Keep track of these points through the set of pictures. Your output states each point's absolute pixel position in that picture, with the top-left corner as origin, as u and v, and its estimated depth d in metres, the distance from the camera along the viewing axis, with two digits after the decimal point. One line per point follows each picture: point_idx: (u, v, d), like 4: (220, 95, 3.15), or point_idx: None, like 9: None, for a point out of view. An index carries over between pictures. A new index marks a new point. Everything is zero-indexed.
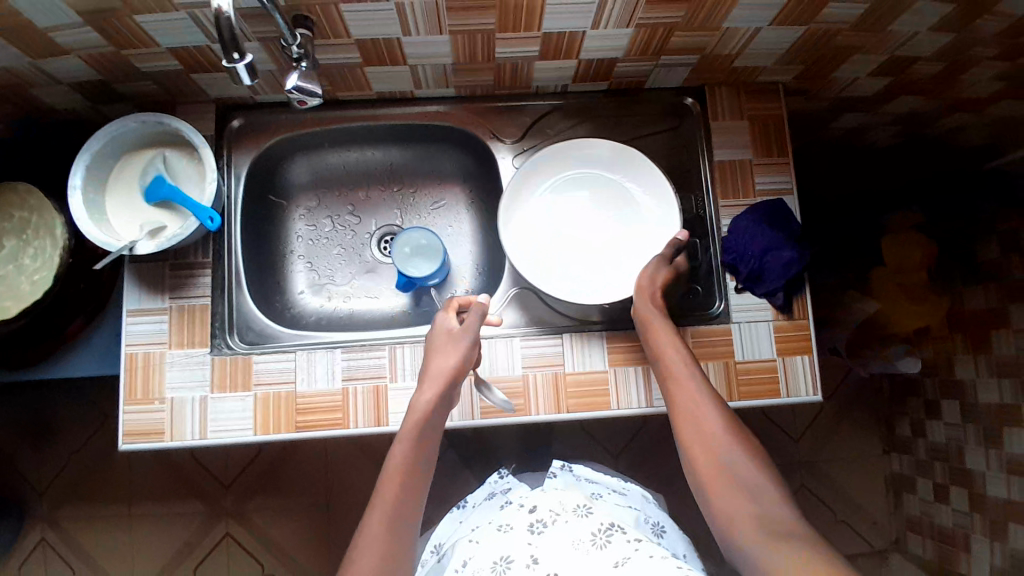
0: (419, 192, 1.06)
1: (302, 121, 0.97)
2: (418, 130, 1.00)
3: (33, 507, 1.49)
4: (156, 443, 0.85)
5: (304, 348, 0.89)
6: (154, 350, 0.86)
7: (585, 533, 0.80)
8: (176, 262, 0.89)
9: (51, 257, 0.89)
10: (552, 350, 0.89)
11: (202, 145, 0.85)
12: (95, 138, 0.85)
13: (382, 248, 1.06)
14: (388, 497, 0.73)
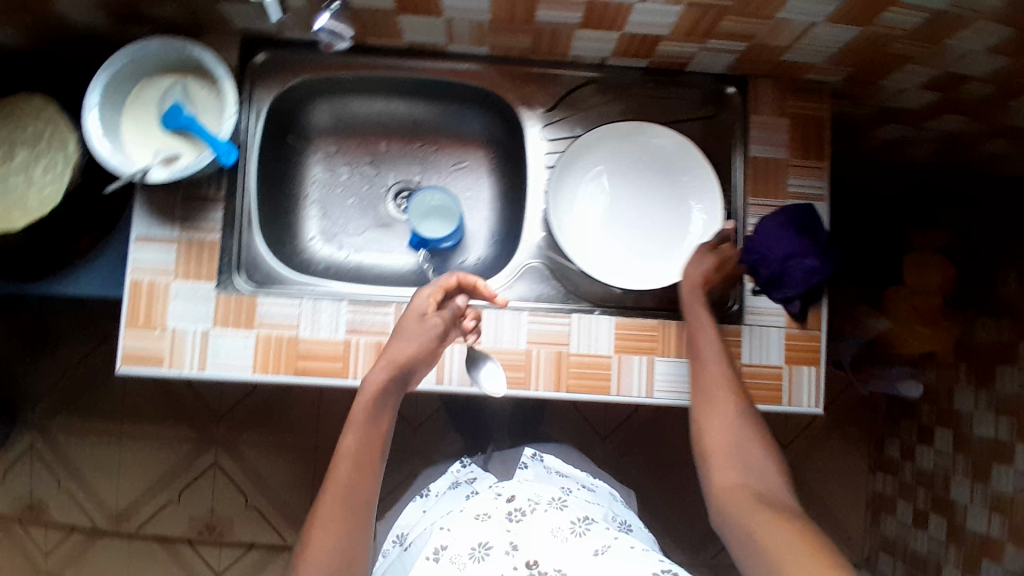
0: (441, 151, 1.04)
1: (326, 63, 0.93)
2: (446, 87, 0.97)
3: (26, 415, 1.51)
4: (154, 370, 0.85)
5: (311, 295, 0.88)
6: (160, 279, 0.85)
7: (563, 521, 0.84)
8: (190, 193, 0.87)
9: (62, 171, 0.88)
10: (559, 328, 0.87)
11: (226, 78, 0.82)
12: (117, 56, 0.82)
13: (397, 204, 1.04)
14: (345, 476, 0.75)
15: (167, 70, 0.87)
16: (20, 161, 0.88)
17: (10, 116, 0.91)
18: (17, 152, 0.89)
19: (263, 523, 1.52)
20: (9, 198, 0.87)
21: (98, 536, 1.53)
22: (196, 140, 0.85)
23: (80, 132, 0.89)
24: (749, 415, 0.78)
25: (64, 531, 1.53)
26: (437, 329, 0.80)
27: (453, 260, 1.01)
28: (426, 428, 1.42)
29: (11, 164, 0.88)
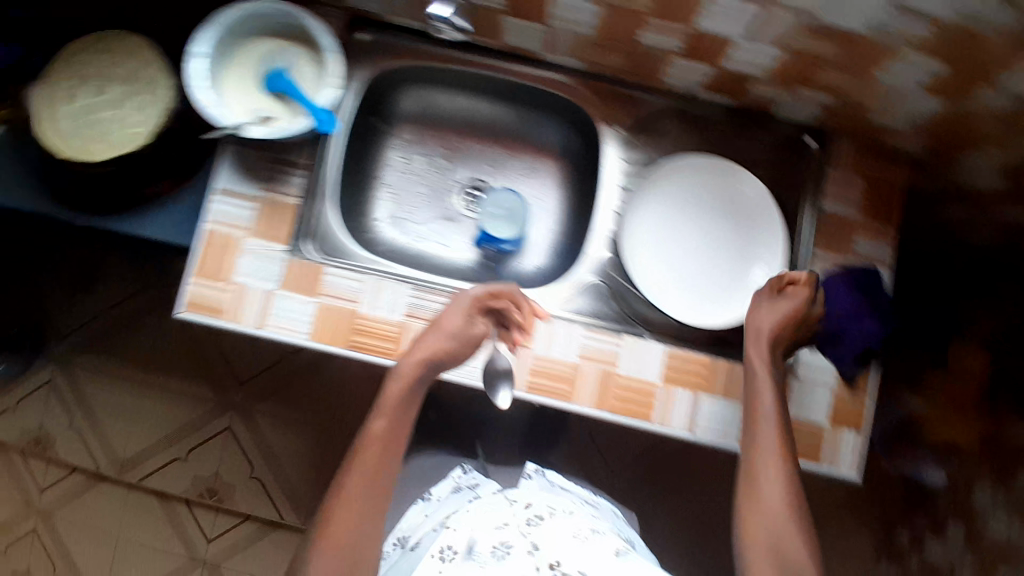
0: (516, 155, 1.03)
1: (426, 51, 0.94)
2: (534, 93, 0.96)
3: (50, 347, 1.51)
4: (210, 320, 0.85)
5: (376, 273, 0.89)
6: (235, 234, 0.86)
7: (581, 529, 0.84)
8: (277, 157, 0.88)
9: (150, 113, 0.88)
10: (610, 346, 0.83)
11: (333, 53, 0.81)
12: (233, 10, 0.80)
13: (466, 199, 1.02)
14: (369, 461, 0.74)
15: (276, 29, 0.85)
16: (111, 97, 0.88)
17: (107, 48, 0.91)
18: (109, 87, 0.89)
19: (262, 495, 1.51)
20: (94, 131, 0.87)
21: (98, 481, 1.53)
22: (293, 106, 0.84)
23: (176, 81, 0.90)
24: (793, 486, 0.72)
25: (66, 470, 1.53)
26: (472, 333, 0.80)
27: (510, 264, 0.99)
28: None
29: (100, 98, 0.88)
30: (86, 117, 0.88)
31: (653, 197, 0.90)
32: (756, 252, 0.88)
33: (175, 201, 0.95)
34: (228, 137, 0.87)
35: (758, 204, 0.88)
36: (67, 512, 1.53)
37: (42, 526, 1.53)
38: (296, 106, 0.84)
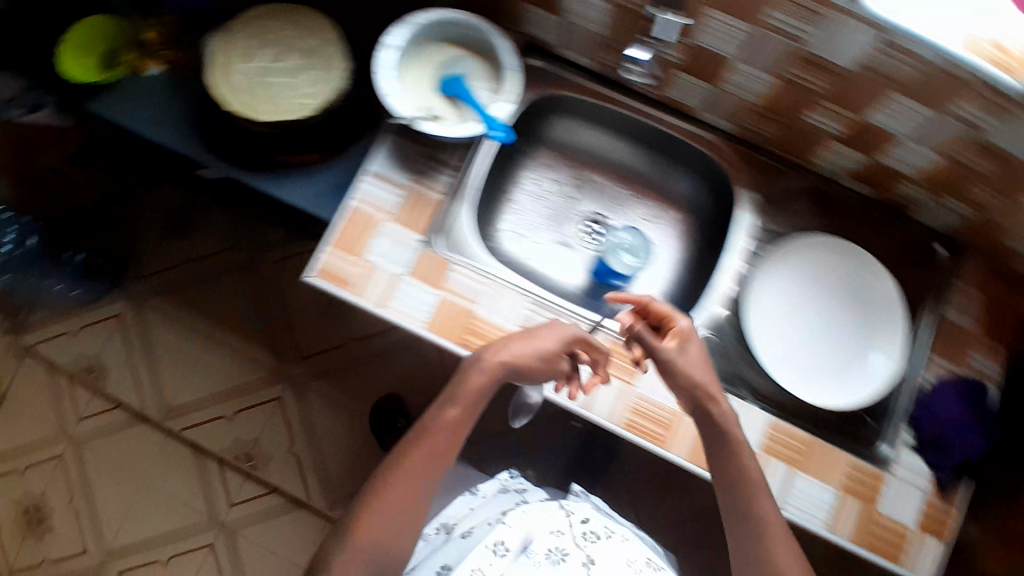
0: (643, 198, 1.01)
1: (582, 84, 0.94)
2: (676, 146, 0.95)
3: (129, 283, 1.54)
4: (336, 290, 0.86)
5: (498, 282, 0.90)
6: (379, 216, 0.89)
7: (631, 557, 0.88)
8: (431, 154, 0.91)
9: (323, 90, 0.92)
10: (713, 401, 0.84)
11: (514, 70, 0.83)
12: (431, 13, 0.83)
13: (584, 230, 1.01)
14: (431, 455, 0.74)
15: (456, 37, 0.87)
16: (286, 66, 0.92)
17: (292, 18, 0.94)
18: (286, 57, 0.92)
19: (296, 471, 1.52)
20: (264, 94, 0.91)
21: (138, 421, 1.54)
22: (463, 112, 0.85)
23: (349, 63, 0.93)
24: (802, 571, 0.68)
25: (110, 404, 1.54)
26: (557, 367, 0.81)
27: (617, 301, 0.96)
28: (489, 445, 1.41)
29: (276, 65, 0.92)
30: (259, 79, 0.91)
31: (783, 264, 0.91)
32: (871, 341, 0.88)
33: (316, 174, 0.98)
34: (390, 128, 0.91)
35: (879, 293, 0.89)
36: (100, 445, 1.54)
37: (71, 453, 1.54)
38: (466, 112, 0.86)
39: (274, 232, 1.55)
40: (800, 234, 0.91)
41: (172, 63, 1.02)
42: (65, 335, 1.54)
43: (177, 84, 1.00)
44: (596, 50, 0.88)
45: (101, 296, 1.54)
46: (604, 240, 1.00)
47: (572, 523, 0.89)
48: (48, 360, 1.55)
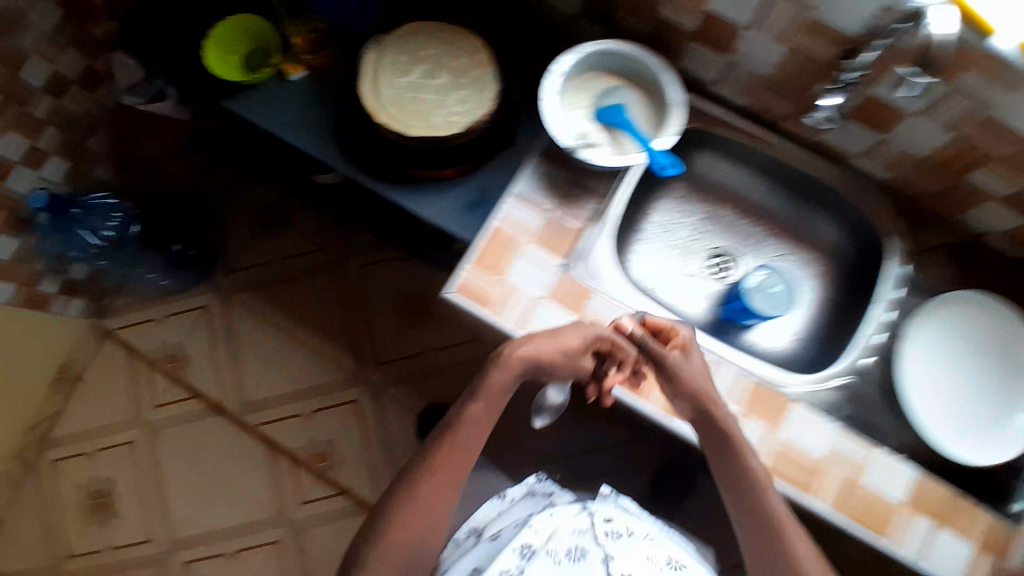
0: (777, 236, 0.95)
1: (729, 119, 0.90)
2: (820, 186, 0.91)
3: (216, 276, 1.56)
4: (476, 310, 0.84)
5: (640, 313, 0.86)
6: (520, 237, 0.86)
7: (659, 557, 0.78)
8: (576, 180, 0.89)
9: (471, 110, 0.90)
10: (857, 450, 0.81)
11: (677, 102, 0.79)
12: (602, 43, 0.80)
13: (712, 266, 0.95)
14: (460, 449, 0.79)
15: (617, 70, 0.85)
16: (438, 83, 0.91)
17: (446, 38, 0.93)
18: (439, 74, 0.92)
19: (368, 475, 1.51)
20: (415, 110, 0.90)
21: (214, 413, 1.54)
22: (619, 144, 0.82)
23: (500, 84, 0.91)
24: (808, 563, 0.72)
25: (188, 394, 1.55)
26: (579, 363, 0.81)
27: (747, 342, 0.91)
28: None
29: (429, 81, 0.91)
30: (411, 95, 0.91)
31: (944, 310, 0.87)
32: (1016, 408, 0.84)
33: (444, 194, 0.97)
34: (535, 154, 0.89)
35: None
36: (174, 435, 1.54)
37: (143, 440, 1.55)
38: (622, 144, 0.82)
39: (365, 237, 1.58)
40: (933, 296, 0.87)
41: (312, 68, 1.01)
42: (149, 322, 1.56)
43: (316, 91, 1.00)
44: (753, 89, 0.86)
45: (189, 287, 1.56)
46: (734, 277, 0.94)
47: (593, 519, 0.81)
48: (129, 346, 1.56)
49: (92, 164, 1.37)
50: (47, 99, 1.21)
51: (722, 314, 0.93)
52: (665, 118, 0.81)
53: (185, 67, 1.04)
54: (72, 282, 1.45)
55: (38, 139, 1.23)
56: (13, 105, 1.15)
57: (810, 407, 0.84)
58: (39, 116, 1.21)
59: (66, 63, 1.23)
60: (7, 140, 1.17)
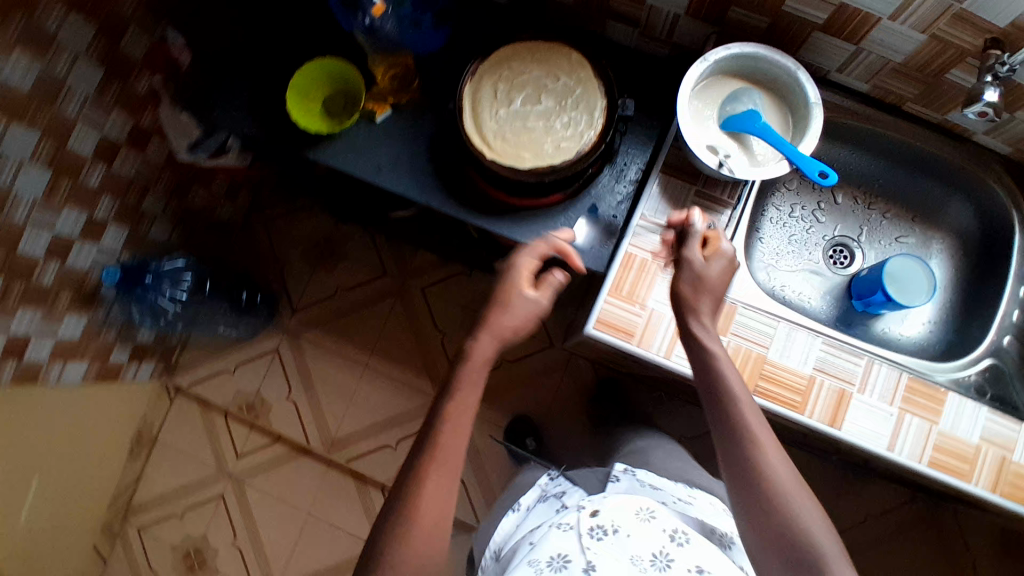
0: (896, 219, 0.93)
1: (848, 108, 0.87)
2: (939, 166, 0.88)
3: (284, 317, 1.55)
4: (622, 342, 0.81)
5: (785, 320, 0.82)
6: (654, 261, 0.83)
7: (643, 551, 0.76)
8: (704, 191, 0.84)
9: (584, 132, 0.87)
10: (1008, 430, 0.79)
11: (816, 103, 0.75)
12: (728, 47, 0.77)
13: (832, 257, 0.94)
14: (450, 443, 0.70)
15: (742, 74, 0.81)
16: (545, 110, 0.88)
17: (545, 60, 0.90)
18: (542, 99, 0.88)
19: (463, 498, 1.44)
20: (525, 140, 0.88)
21: (301, 454, 1.52)
22: (752, 152, 0.79)
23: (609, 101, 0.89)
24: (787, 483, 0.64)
25: (270, 439, 1.53)
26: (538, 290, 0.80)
27: (884, 332, 0.90)
28: None
29: (534, 108, 0.88)
30: (519, 125, 0.88)
31: None
32: None
33: (552, 224, 0.94)
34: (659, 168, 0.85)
35: None
36: (262, 481, 1.52)
37: (232, 492, 1.52)
38: (755, 152, 0.79)
39: (426, 257, 1.56)
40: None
41: (399, 105, 0.97)
42: (222, 373, 1.54)
43: (406, 130, 0.97)
44: (882, 74, 0.82)
45: (258, 333, 1.55)
46: (856, 267, 0.93)
47: (580, 519, 0.81)
48: (203, 401, 1.54)
49: (150, 223, 1.32)
50: (99, 167, 1.14)
51: (847, 305, 0.92)
52: (798, 120, 0.78)
53: (264, 121, 0.99)
54: (142, 346, 1.42)
55: (94, 210, 1.17)
56: (69, 178, 1.08)
57: (962, 393, 0.81)
58: (93, 186, 1.14)
59: (112, 123, 1.14)
60: (66, 217, 1.11)
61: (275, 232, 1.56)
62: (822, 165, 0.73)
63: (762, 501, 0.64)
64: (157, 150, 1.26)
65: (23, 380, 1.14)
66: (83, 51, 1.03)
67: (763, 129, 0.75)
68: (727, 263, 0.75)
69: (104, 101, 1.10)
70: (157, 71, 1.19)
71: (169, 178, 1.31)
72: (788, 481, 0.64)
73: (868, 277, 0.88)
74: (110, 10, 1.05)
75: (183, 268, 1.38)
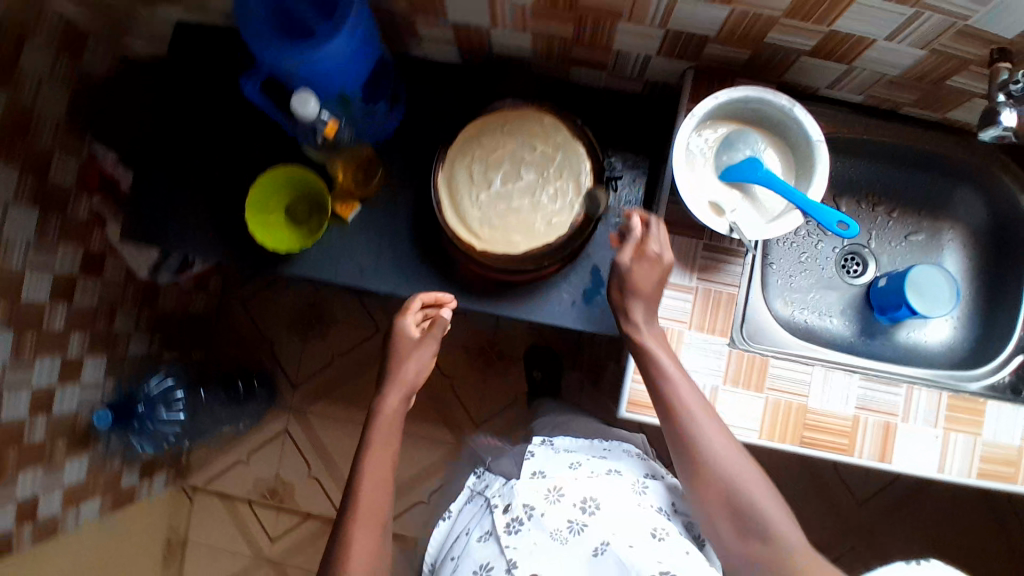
0: (902, 218, 0.88)
1: (843, 121, 0.82)
2: (942, 162, 0.84)
3: (285, 396, 1.49)
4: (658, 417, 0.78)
5: (818, 362, 0.79)
6: (674, 327, 0.78)
7: (560, 522, 0.77)
8: (712, 242, 0.79)
9: (573, 201, 0.82)
10: None
11: (818, 142, 0.71)
12: (716, 97, 0.72)
13: (845, 268, 0.90)
14: (373, 495, 0.74)
15: (733, 117, 0.76)
16: (529, 184, 0.82)
17: (517, 130, 0.83)
18: (524, 173, 0.82)
19: None
20: (513, 221, 0.82)
21: None
22: (758, 200, 0.75)
23: (593, 161, 0.83)
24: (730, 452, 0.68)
25: (299, 518, 1.49)
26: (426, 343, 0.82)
27: (913, 338, 0.87)
28: None
29: (516, 185, 0.82)
30: (504, 206, 0.82)
31: None
32: None
33: (555, 294, 0.89)
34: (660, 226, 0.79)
35: None
36: (301, 560, 1.49)
37: None
38: (761, 199, 0.75)
39: None
40: None
41: (367, 196, 0.90)
42: (236, 465, 1.49)
43: (381, 222, 0.90)
44: (879, 86, 0.76)
45: (262, 417, 1.49)
46: (871, 275, 0.89)
47: (495, 518, 0.80)
48: (223, 493, 1.49)
49: (127, 340, 1.25)
50: (60, 308, 1.07)
51: (866, 316, 0.89)
52: (801, 159, 0.74)
53: (227, 237, 0.92)
54: (149, 461, 1.36)
55: (66, 350, 1.11)
56: (32, 329, 1.02)
57: (998, 398, 0.79)
58: (60, 327, 1.08)
59: (62, 259, 1.06)
60: (41, 367, 1.06)
61: (257, 311, 1.50)
62: (842, 215, 0.68)
63: (708, 476, 0.68)
64: (115, 268, 1.19)
65: (38, 538, 1.09)
66: (12, 198, 0.95)
67: (768, 180, 0.71)
68: (648, 263, 0.73)
69: (47, 241, 1.02)
70: (96, 191, 1.10)
71: (135, 291, 1.24)
72: (725, 449, 0.68)
73: (891, 290, 0.84)
74: (29, 146, 0.96)
75: (173, 385, 1.32)
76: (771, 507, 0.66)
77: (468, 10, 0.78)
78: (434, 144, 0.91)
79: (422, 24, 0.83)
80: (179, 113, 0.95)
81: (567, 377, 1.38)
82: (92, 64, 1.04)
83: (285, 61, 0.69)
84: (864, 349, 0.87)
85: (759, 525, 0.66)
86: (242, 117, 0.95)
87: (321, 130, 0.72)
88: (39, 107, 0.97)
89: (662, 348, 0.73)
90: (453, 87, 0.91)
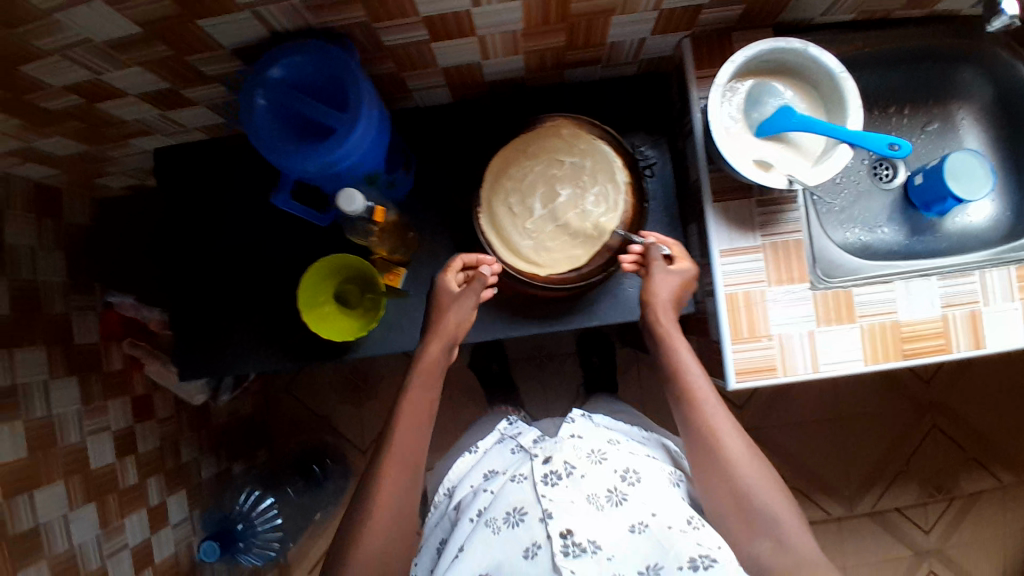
0: (915, 113, 0.89)
1: (841, 43, 0.83)
2: (937, 51, 0.86)
3: (357, 466, 1.46)
4: (769, 379, 0.79)
5: (896, 276, 0.81)
6: (755, 288, 0.79)
7: (598, 488, 0.73)
8: (764, 197, 0.80)
9: (618, 199, 0.81)
10: None
11: (841, 75, 0.72)
12: (734, 61, 0.73)
13: (878, 176, 0.90)
14: (413, 437, 0.73)
15: (746, 75, 0.77)
16: (570, 199, 0.81)
17: (537, 151, 0.82)
18: (560, 190, 0.82)
19: None
20: (567, 238, 0.82)
21: None
22: (799, 145, 0.76)
23: (624, 157, 0.83)
24: (742, 449, 0.70)
25: None
26: (467, 298, 0.78)
27: (960, 224, 0.89)
28: (801, 400, 1.36)
29: (558, 203, 0.81)
30: (553, 227, 0.82)
31: None
32: None
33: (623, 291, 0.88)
34: (708, 199, 0.80)
35: None
36: None
37: None
38: (802, 144, 0.76)
39: None
40: None
41: (409, 259, 0.89)
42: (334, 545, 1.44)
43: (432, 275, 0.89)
44: (870, 1, 0.78)
45: (343, 494, 1.46)
46: (902, 176, 0.90)
47: (533, 466, 0.76)
48: None
49: (194, 468, 1.22)
50: (129, 462, 1.04)
51: (911, 217, 0.90)
52: (827, 94, 0.75)
53: (289, 345, 0.91)
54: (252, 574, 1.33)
55: (147, 499, 1.08)
56: (112, 492, 0.99)
57: None
58: (134, 481, 1.05)
59: (114, 416, 1.04)
60: (132, 526, 1.03)
61: (301, 392, 1.48)
62: (891, 136, 0.69)
63: (722, 472, 0.70)
64: (164, 404, 1.16)
65: None
66: (48, 376, 0.92)
67: (806, 125, 0.71)
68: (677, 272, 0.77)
69: (94, 403, 1.00)
70: (123, 336, 1.08)
71: (187, 418, 1.22)
72: (738, 448, 0.70)
73: (927, 187, 0.85)
74: (44, 319, 0.93)
75: (263, 495, 1.32)
76: (777, 502, 0.68)
77: (457, 53, 0.76)
78: (453, 186, 0.90)
79: (412, 79, 0.81)
80: (194, 237, 0.93)
81: (623, 356, 1.38)
82: (75, 214, 1.03)
83: (308, 167, 0.68)
84: (917, 249, 0.89)
85: (771, 520, 0.67)
86: (257, 224, 0.93)
87: (370, 218, 0.73)
88: (43, 277, 0.95)
89: (684, 347, 0.75)
90: (453, 127, 0.90)
